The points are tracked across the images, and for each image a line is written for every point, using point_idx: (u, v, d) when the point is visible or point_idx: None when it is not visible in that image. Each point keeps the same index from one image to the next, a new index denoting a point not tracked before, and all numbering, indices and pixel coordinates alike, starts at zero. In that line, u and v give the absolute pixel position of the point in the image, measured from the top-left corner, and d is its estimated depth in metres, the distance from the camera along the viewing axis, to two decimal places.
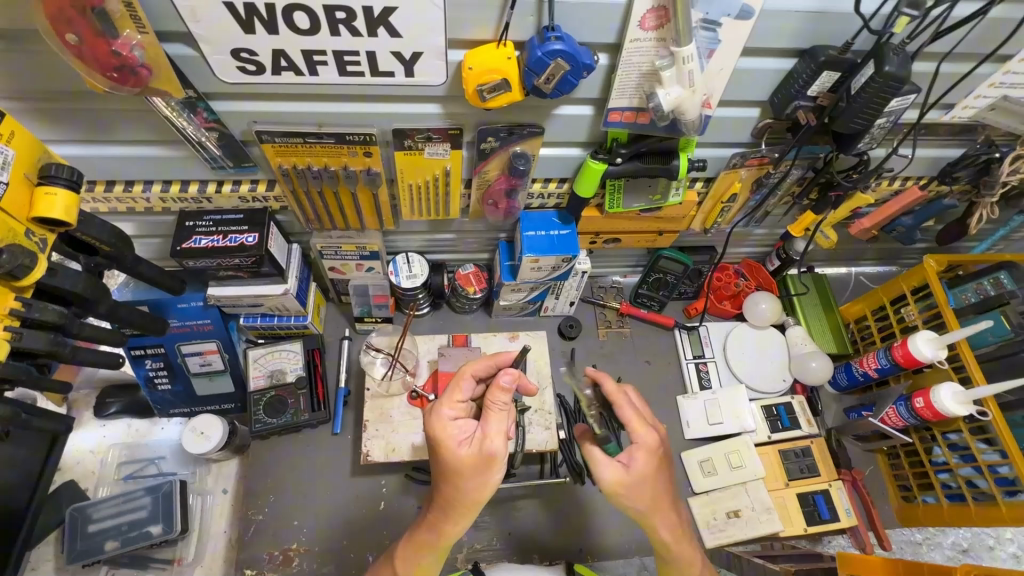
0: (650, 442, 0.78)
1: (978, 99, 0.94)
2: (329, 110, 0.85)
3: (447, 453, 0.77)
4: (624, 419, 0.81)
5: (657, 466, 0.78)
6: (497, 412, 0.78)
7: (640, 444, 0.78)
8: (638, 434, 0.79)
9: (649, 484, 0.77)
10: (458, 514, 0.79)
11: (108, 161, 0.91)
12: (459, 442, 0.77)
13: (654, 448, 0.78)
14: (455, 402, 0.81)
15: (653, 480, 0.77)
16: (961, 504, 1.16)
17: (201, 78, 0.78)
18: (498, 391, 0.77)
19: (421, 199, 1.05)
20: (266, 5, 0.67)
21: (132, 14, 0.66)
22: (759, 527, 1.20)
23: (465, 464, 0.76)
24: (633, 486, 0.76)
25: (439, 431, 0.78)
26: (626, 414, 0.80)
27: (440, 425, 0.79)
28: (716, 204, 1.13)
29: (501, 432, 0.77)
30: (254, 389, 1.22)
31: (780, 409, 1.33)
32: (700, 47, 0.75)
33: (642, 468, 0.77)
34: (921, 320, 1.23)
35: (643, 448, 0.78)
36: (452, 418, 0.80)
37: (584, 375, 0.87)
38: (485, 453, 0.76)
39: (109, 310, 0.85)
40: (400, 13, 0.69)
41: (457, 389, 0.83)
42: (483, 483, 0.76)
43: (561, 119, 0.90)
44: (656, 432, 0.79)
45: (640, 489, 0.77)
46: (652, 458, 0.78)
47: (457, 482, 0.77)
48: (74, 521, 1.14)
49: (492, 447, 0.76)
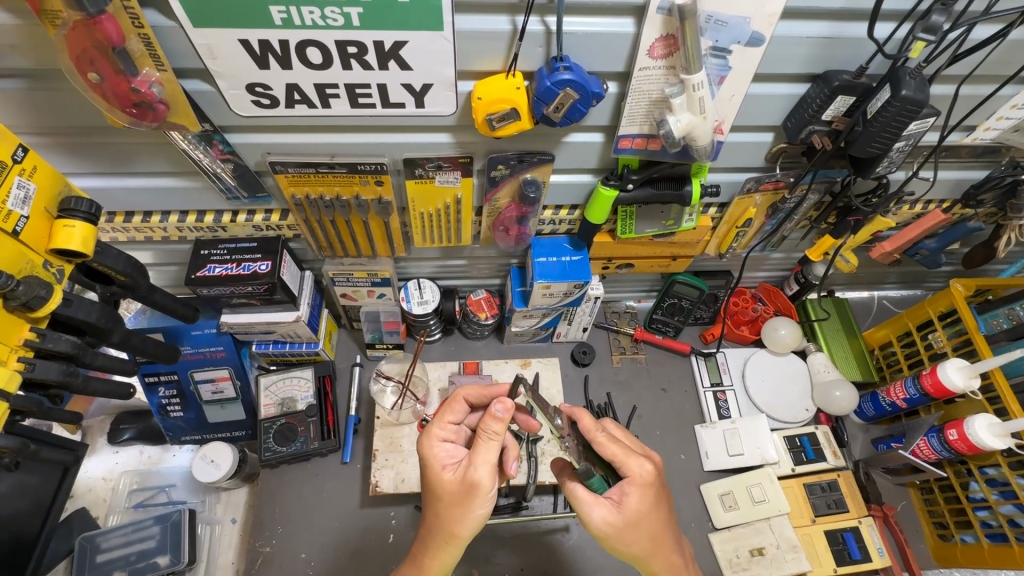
0: (642, 476, 0.77)
1: (1000, 120, 0.91)
2: (341, 141, 0.86)
3: (431, 475, 0.80)
4: (608, 455, 0.79)
5: (651, 501, 0.77)
6: (487, 441, 0.76)
7: (633, 479, 0.77)
8: (628, 468, 0.78)
9: (644, 522, 0.77)
10: (439, 540, 0.80)
11: (127, 192, 0.93)
12: (443, 466, 0.80)
13: (645, 481, 0.77)
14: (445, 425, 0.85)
15: (649, 517, 0.78)
16: (1004, 545, 1.09)
17: (218, 112, 0.79)
18: (491, 420, 0.75)
19: (432, 226, 1.06)
20: (280, 41, 0.69)
21: (153, 53, 0.68)
22: (786, 567, 1.13)
23: (446, 489, 0.78)
24: (627, 528, 0.77)
25: (426, 453, 0.81)
26: (610, 449, 0.79)
27: (427, 446, 0.82)
28: (731, 229, 1.11)
29: (486, 463, 0.76)
30: (264, 417, 1.21)
31: (804, 441, 1.28)
32: (710, 74, 0.75)
33: (635, 505, 0.77)
34: (951, 346, 1.18)
35: (635, 483, 0.77)
36: (441, 440, 0.83)
37: (559, 411, 0.85)
38: (466, 480, 0.76)
39: (122, 339, 0.86)
40: (410, 47, 0.70)
41: (451, 410, 0.87)
42: (464, 511, 0.77)
43: (572, 147, 0.90)
44: (647, 463, 0.78)
45: (635, 528, 0.77)
46: (645, 492, 0.77)
47: (440, 506, 0.79)
48: (83, 551, 1.13)
49: (473, 475, 0.76)
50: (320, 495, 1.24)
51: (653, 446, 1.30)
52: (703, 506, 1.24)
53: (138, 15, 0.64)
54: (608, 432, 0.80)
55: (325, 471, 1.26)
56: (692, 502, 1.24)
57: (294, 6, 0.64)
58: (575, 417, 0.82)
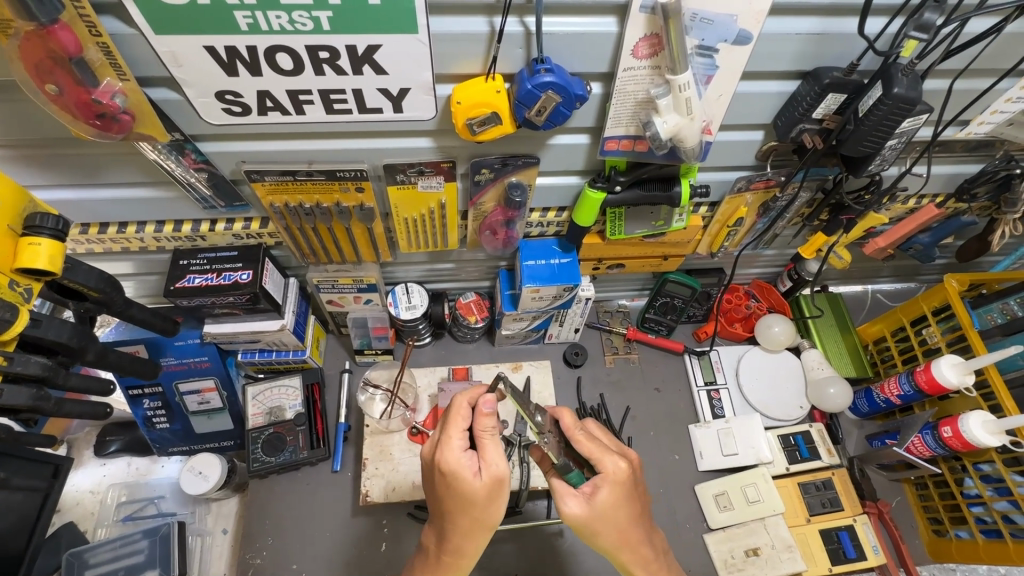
0: (615, 474, 0.75)
1: (995, 114, 0.89)
2: (318, 148, 0.83)
3: (461, 486, 0.74)
4: (584, 452, 0.78)
5: (620, 498, 0.75)
6: (491, 437, 0.76)
7: (607, 475, 0.76)
8: (602, 465, 0.76)
9: (610, 519, 0.76)
10: (473, 539, 0.78)
11: (99, 204, 0.90)
12: (471, 471, 0.75)
13: (618, 479, 0.75)
14: (461, 430, 0.77)
15: (615, 513, 0.75)
16: (998, 541, 1.08)
17: (187, 121, 0.76)
18: (484, 416, 0.76)
19: (417, 231, 1.03)
20: (248, 47, 0.66)
21: (113, 62, 0.65)
22: (781, 567, 1.13)
23: (480, 494, 0.74)
24: (594, 522, 0.75)
25: (451, 465, 0.74)
26: (585, 446, 0.78)
27: (452, 459, 0.75)
28: (722, 228, 1.10)
29: (503, 456, 0.76)
30: (252, 427, 1.19)
31: (798, 439, 1.27)
32: (697, 73, 0.72)
33: (605, 501, 0.74)
34: (945, 342, 1.17)
35: (608, 480, 0.75)
36: (462, 448, 0.76)
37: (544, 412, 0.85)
38: (495, 477, 0.74)
39: (97, 356, 0.84)
40: (385, 50, 0.67)
41: (458, 414, 0.78)
42: (496, 506, 0.76)
43: (558, 149, 0.88)
44: (622, 462, 0.76)
45: (603, 523, 0.75)
46: (616, 489, 0.75)
47: (474, 511, 0.75)
48: (70, 566, 1.10)
49: (500, 470, 0.74)
50: (311, 504, 1.22)
51: (647, 447, 1.29)
52: (698, 507, 1.23)
53: (94, 22, 0.61)
54: (587, 430, 0.80)
55: (315, 480, 1.24)
56: (687, 502, 1.23)
57: (260, 11, 0.61)
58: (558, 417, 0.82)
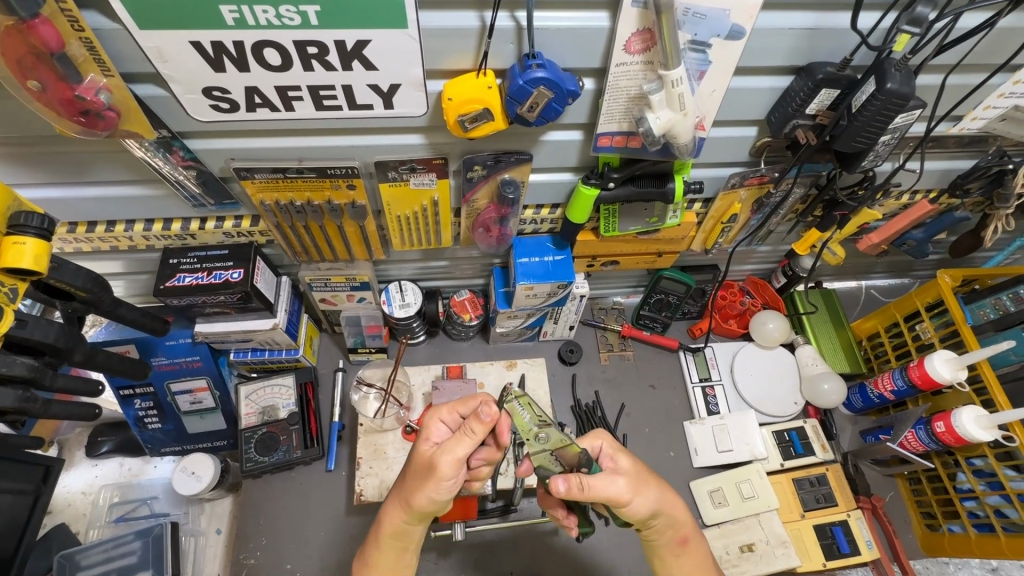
0: (615, 443, 0.84)
1: (987, 109, 0.89)
2: (307, 145, 0.82)
3: (416, 443, 0.80)
4: (582, 445, 0.85)
5: (632, 457, 0.84)
6: (464, 433, 0.74)
7: (610, 447, 0.84)
8: (600, 442, 0.85)
9: (644, 474, 0.82)
10: (402, 502, 0.81)
11: (86, 202, 0.89)
12: (432, 437, 0.80)
13: (617, 442, 0.85)
14: (453, 411, 0.82)
15: (639, 467, 0.83)
16: (990, 534, 1.09)
17: (175, 118, 0.75)
18: (477, 421, 0.73)
19: (410, 229, 1.02)
20: (235, 43, 0.65)
21: (97, 57, 0.64)
22: (775, 562, 1.13)
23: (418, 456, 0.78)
24: (638, 481, 0.80)
25: (425, 426, 0.81)
26: (583, 438, 0.85)
27: (428, 420, 0.81)
28: (717, 224, 1.09)
29: (453, 453, 0.74)
30: (244, 426, 1.19)
31: (792, 435, 1.27)
32: (690, 69, 0.72)
33: (627, 461, 0.82)
34: (938, 337, 1.17)
35: (613, 449, 0.84)
36: (444, 422, 0.81)
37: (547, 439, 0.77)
38: (433, 460, 0.74)
39: (85, 357, 0.83)
40: (374, 46, 0.66)
41: (464, 400, 0.83)
42: (423, 484, 0.76)
43: (551, 145, 0.87)
44: (607, 429, 0.86)
45: (642, 480, 0.81)
46: (623, 451, 0.84)
47: (409, 471, 0.79)
48: (61, 568, 1.08)
49: (441, 457, 0.74)
50: (306, 503, 1.21)
51: (642, 444, 1.29)
52: (692, 503, 1.23)
53: (76, 17, 0.60)
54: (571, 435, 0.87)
55: (310, 479, 1.23)
56: (682, 499, 1.24)
57: (246, 6, 0.60)
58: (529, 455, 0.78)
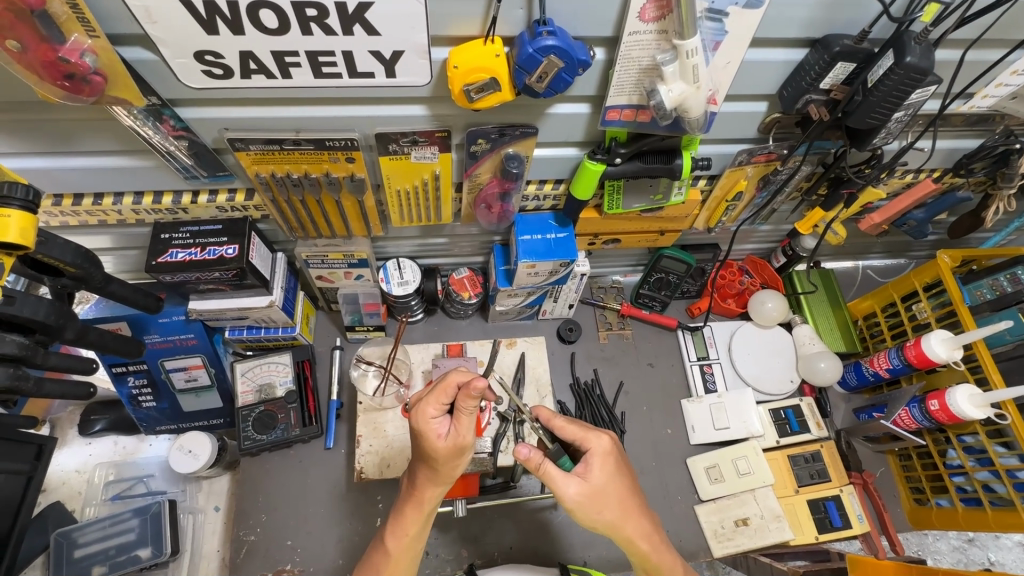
0: (605, 448, 0.77)
1: (999, 87, 0.88)
2: (304, 116, 0.79)
3: (425, 443, 0.76)
4: (569, 437, 0.79)
5: (614, 469, 0.76)
6: (469, 414, 0.74)
7: (595, 451, 0.77)
8: (588, 443, 0.77)
9: (612, 491, 0.75)
10: (434, 486, 0.81)
11: (72, 173, 0.85)
12: (438, 434, 0.75)
13: (605, 453, 0.77)
14: (440, 404, 0.75)
15: (613, 486, 0.75)
16: (976, 508, 1.12)
17: (167, 85, 0.72)
18: (467, 398, 0.72)
19: (411, 205, 1.00)
20: (228, 3, 0.61)
21: (79, 16, 0.60)
22: (769, 537, 1.15)
23: (438, 455, 0.76)
24: (596, 498, 0.74)
25: (420, 425, 0.75)
26: (570, 430, 0.79)
27: (422, 421, 0.75)
28: (721, 202, 1.08)
29: (474, 428, 0.75)
30: (242, 405, 1.17)
31: (788, 413, 1.29)
32: (705, 39, 0.70)
33: (601, 475, 0.75)
34: (934, 317, 1.19)
35: (597, 455, 0.76)
36: (435, 415, 0.75)
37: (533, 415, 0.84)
38: (458, 445, 0.75)
39: (77, 334, 0.81)
40: (376, 8, 0.63)
41: (445, 390, 0.75)
42: (453, 466, 0.77)
43: (557, 118, 0.84)
44: (605, 436, 0.78)
45: (602, 497, 0.74)
46: (607, 461, 0.76)
47: (433, 464, 0.78)
48: (60, 547, 1.09)
49: (466, 441, 0.75)
50: (304, 480, 1.21)
51: (640, 421, 1.31)
52: (689, 479, 1.25)
53: None
54: (567, 414, 0.81)
55: (308, 456, 1.23)
56: (679, 475, 1.26)
57: None
58: (537, 413, 0.83)
